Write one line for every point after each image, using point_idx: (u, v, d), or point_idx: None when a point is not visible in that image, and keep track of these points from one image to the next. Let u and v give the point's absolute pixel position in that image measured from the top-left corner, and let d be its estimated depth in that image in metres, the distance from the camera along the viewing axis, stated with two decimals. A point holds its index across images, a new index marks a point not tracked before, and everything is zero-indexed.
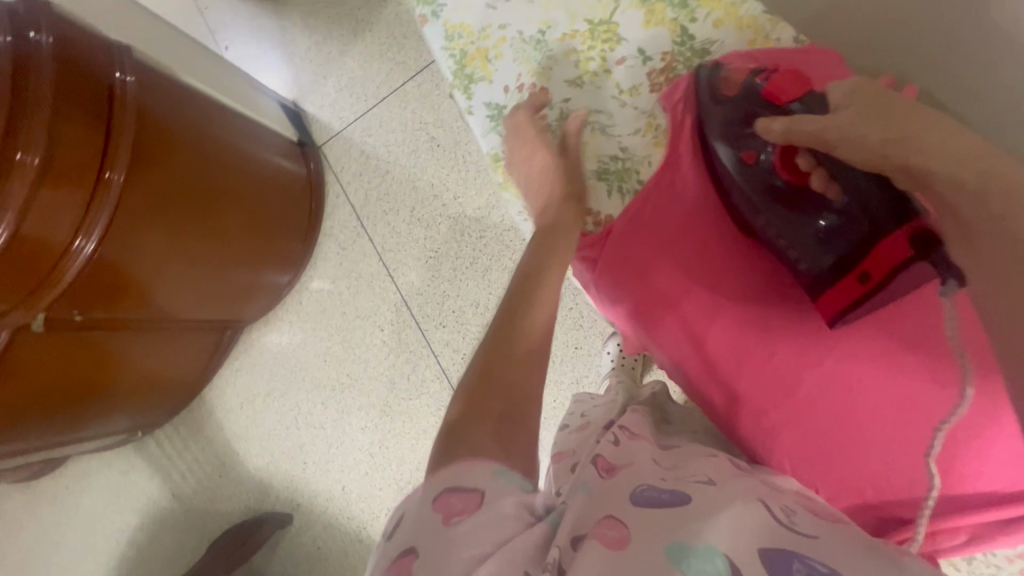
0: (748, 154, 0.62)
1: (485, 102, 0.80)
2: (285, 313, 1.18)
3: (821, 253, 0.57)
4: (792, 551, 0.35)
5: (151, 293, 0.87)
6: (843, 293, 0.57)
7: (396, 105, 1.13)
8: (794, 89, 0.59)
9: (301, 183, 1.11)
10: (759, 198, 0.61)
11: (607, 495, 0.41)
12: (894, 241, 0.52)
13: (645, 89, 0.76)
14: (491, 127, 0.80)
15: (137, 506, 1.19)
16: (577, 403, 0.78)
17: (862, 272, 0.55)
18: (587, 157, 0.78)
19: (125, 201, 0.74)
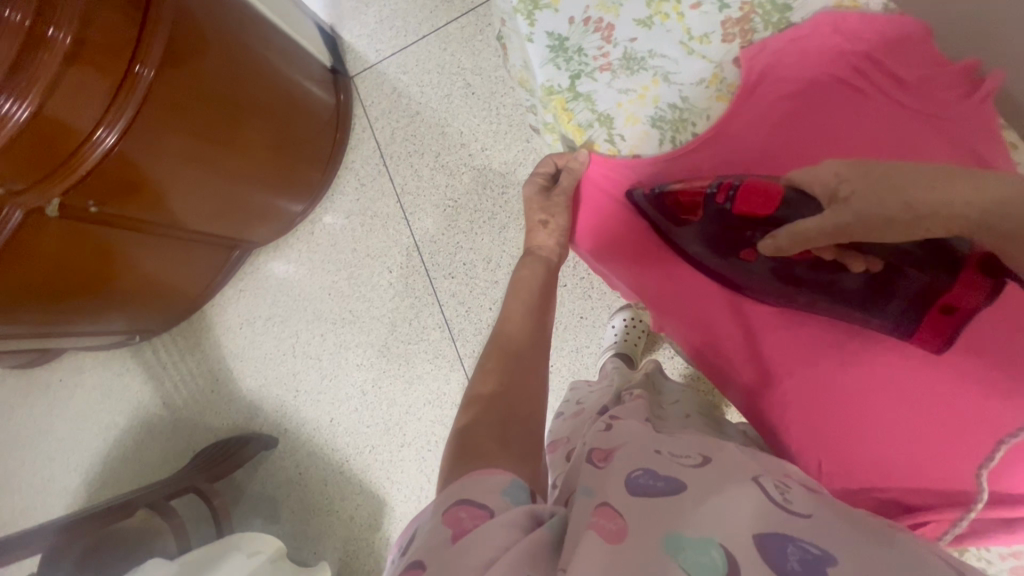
0: (748, 253, 0.71)
1: (548, 32, 0.78)
2: (294, 241, 1.18)
3: (891, 306, 0.64)
4: (788, 535, 0.35)
5: (166, 196, 0.85)
6: (934, 330, 0.63)
7: (436, 45, 1.10)
8: (761, 206, 0.67)
9: (329, 110, 1.08)
10: (772, 278, 0.71)
11: (602, 485, 0.41)
12: (965, 276, 0.59)
13: (717, 38, 0.76)
14: (550, 58, 0.78)
15: (126, 409, 1.21)
16: (574, 389, 0.78)
17: (946, 307, 0.61)
18: (645, 102, 0.78)
19: (153, 94, 0.72)
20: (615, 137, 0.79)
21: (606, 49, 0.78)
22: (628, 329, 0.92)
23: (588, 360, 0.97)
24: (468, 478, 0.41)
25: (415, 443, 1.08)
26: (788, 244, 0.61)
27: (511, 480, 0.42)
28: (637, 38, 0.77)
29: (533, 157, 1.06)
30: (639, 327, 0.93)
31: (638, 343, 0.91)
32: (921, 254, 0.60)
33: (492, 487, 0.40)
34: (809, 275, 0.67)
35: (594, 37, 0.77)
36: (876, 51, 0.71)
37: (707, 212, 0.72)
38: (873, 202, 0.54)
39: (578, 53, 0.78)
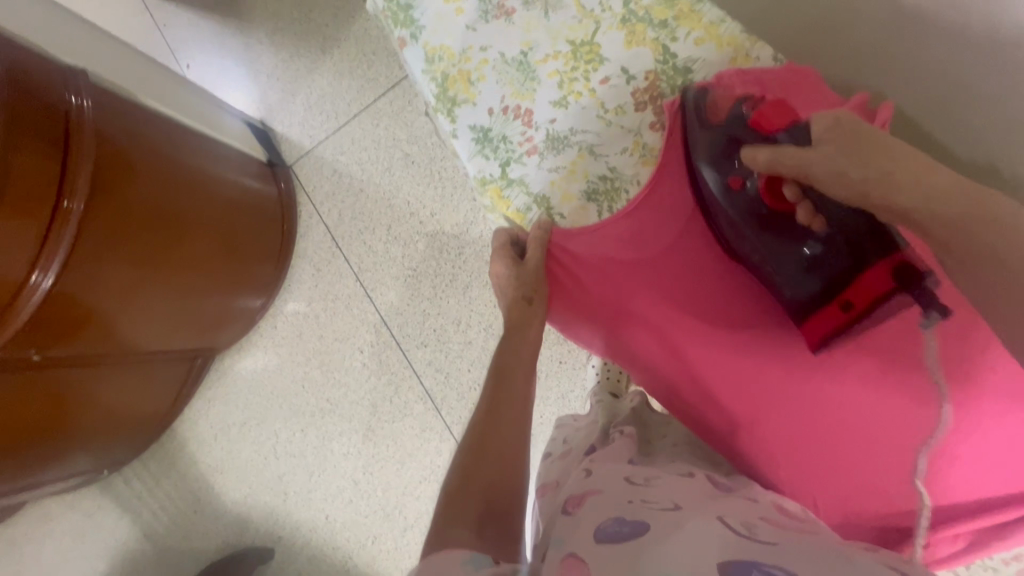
0: (735, 180, 0.66)
1: (470, 125, 0.80)
2: (259, 338, 1.15)
3: (806, 280, 0.62)
4: (753, 560, 0.34)
5: (116, 325, 0.82)
6: (829, 320, 0.61)
7: (368, 122, 1.12)
8: (779, 119, 0.63)
9: (271, 201, 1.08)
10: (745, 220, 0.66)
11: (573, 532, 0.41)
12: (875, 273, 0.57)
13: (631, 108, 0.77)
14: (478, 150, 0.79)
15: (103, 550, 1.12)
16: (559, 428, 0.76)
17: (845, 300, 0.60)
18: (576, 178, 0.79)
19: (86, 230, 0.70)
20: (555, 216, 0.79)
21: (530, 134, 0.79)
22: (608, 365, 0.92)
23: (576, 404, 0.97)
24: (431, 558, 0.41)
25: (419, 525, 1.04)
26: (763, 163, 0.61)
27: (472, 552, 0.42)
28: (556, 118, 0.78)
29: (483, 214, 1.07)
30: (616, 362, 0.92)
31: (621, 377, 0.90)
32: (856, 225, 0.59)
33: (452, 559, 0.40)
34: (754, 223, 0.65)
35: (515, 125, 0.79)
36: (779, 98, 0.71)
37: (728, 119, 0.68)
38: (838, 156, 0.57)
39: (503, 141, 0.79)
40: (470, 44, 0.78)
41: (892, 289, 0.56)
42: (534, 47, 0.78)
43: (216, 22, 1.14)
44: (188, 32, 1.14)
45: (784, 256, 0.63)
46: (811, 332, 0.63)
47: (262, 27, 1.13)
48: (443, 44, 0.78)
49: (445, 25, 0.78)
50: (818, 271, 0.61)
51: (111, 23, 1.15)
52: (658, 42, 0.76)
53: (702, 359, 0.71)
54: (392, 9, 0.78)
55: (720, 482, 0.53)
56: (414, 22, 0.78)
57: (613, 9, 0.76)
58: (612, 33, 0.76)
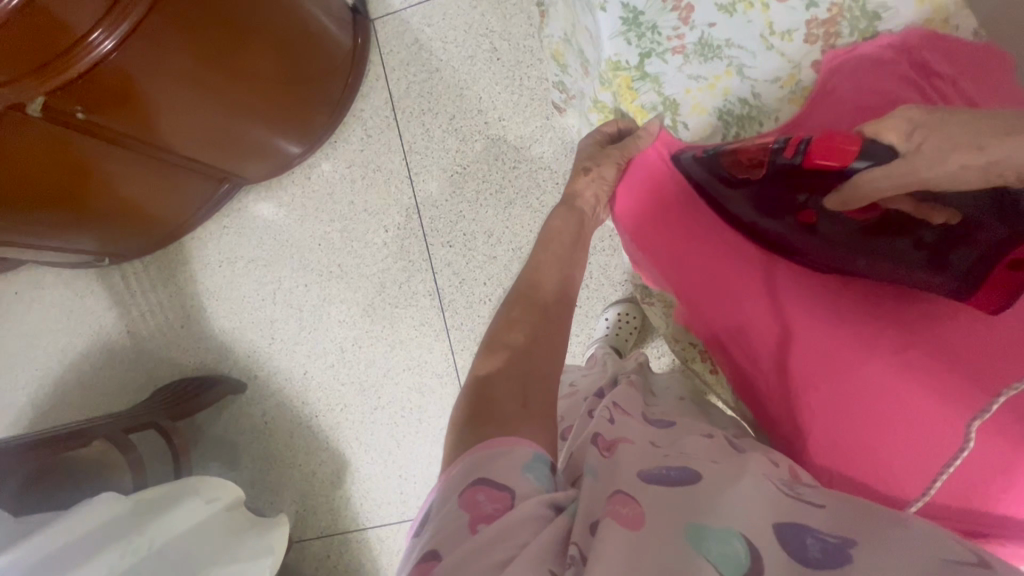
0: (805, 215, 0.62)
1: (623, 2, 0.73)
2: (288, 184, 1.13)
3: (947, 262, 0.54)
4: (808, 527, 0.34)
5: (157, 114, 0.79)
6: (994, 292, 0.52)
7: (466, 1, 1.05)
8: (836, 144, 0.56)
9: (344, 50, 1.03)
10: (844, 243, 0.59)
11: (612, 476, 0.40)
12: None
13: (800, 36, 0.71)
14: (621, 31, 0.74)
15: (86, 333, 1.15)
16: (566, 371, 0.77)
17: (1014, 261, 0.50)
18: (715, 93, 0.75)
19: (163, 3, 0.66)
20: (679, 124, 0.76)
21: (682, 31, 0.73)
22: (620, 323, 0.92)
23: (576, 349, 0.97)
24: (477, 453, 0.40)
25: (388, 408, 1.06)
26: (854, 202, 0.54)
27: (530, 452, 0.40)
28: (716, 24, 0.72)
29: (550, 135, 1.03)
30: (631, 321, 0.92)
31: (628, 338, 0.91)
32: (991, 203, 0.48)
33: (508, 463, 0.39)
34: (853, 239, 0.58)
35: (670, 17, 0.73)
36: (962, 78, 0.68)
37: (770, 169, 0.63)
38: (947, 146, 0.45)
39: (652, 30, 0.73)
40: None
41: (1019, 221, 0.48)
42: None
43: None
44: None
45: (913, 250, 0.55)
46: (983, 300, 0.53)
47: None
48: None
49: None
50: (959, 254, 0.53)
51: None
52: None
53: (747, 322, 0.68)
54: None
55: (737, 442, 0.52)
56: None
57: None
58: None
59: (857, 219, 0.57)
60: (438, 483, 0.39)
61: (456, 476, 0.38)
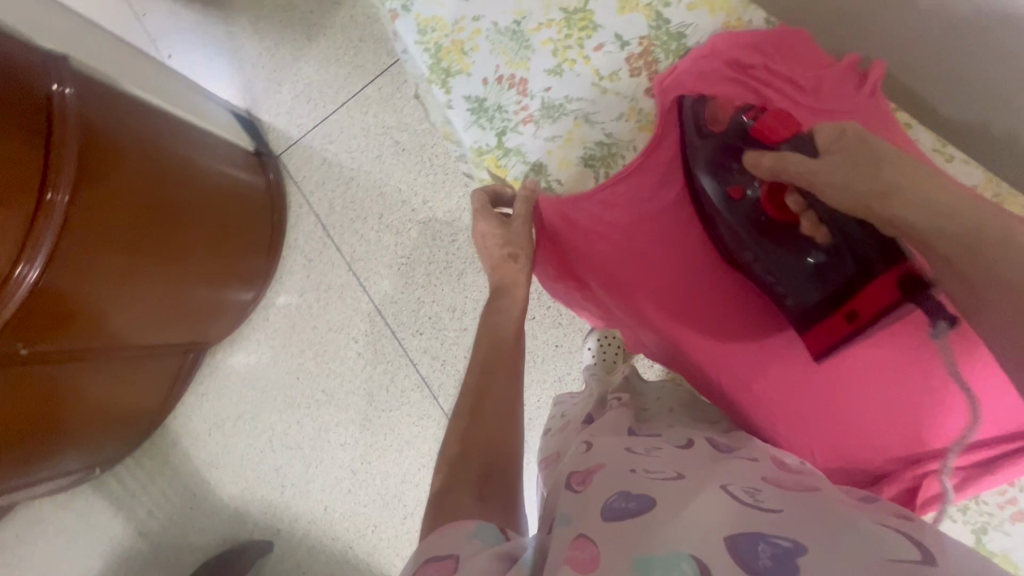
0: (736, 189, 0.68)
1: (465, 96, 0.78)
2: (251, 331, 1.14)
3: (812, 289, 0.65)
4: (759, 532, 0.35)
5: (104, 317, 0.80)
6: (833, 328, 0.64)
7: (356, 110, 1.11)
8: (783, 131, 0.65)
9: (261, 191, 1.07)
10: (744, 226, 0.68)
11: (576, 509, 0.40)
12: (878, 282, 0.60)
13: (625, 74, 0.77)
14: (473, 120, 0.78)
15: (99, 549, 1.11)
16: (558, 403, 0.76)
17: (852, 311, 0.62)
18: (574, 145, 0.80)
19: (74, 219, 0.69)
20: (552, 182, 0.81)
21: (525, 103, 0.78)
22: (603, 348, 0.92)
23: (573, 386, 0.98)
24: (432, 536, 0.41)
25: (418, 511, 1.04)
26: (767, 168, 0.63)
27: (482, 523, 0.42)
28: (552, 86, 0.78)
29: None
30: (613, 343, 0.92)
31: (616, 358, 0.91)
32: (873, 250, 0.60)
33: (459, 533, 0.41)
34: (754, 224, 0.68)
35: (510, 94, 0.78)
36: (772, 60, 0.72)
37: (733, 130, 0.69)
38: (846, 167, 0.57)
39: (498, 111, 0.78)
40: (463, 14, 0.76)
41: (898, 300, 0.58)
42: (527, 16, 0.76)
43: (198, 13, 1.18)
44: (168, 24, 1.18)
45: (790, 263, 0.66)
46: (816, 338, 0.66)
47: (245, 17, 1.16)
48: (435, 15, 0.76)
49: None
50: (823, 278, 0.64)
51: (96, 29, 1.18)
52: (650, 8, 0.76)
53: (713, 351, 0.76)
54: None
55: (719, 445, 0.53)
56: None
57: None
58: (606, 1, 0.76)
59: (770, 211, 0.67)
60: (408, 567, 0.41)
61: (414, 555, 0.40)
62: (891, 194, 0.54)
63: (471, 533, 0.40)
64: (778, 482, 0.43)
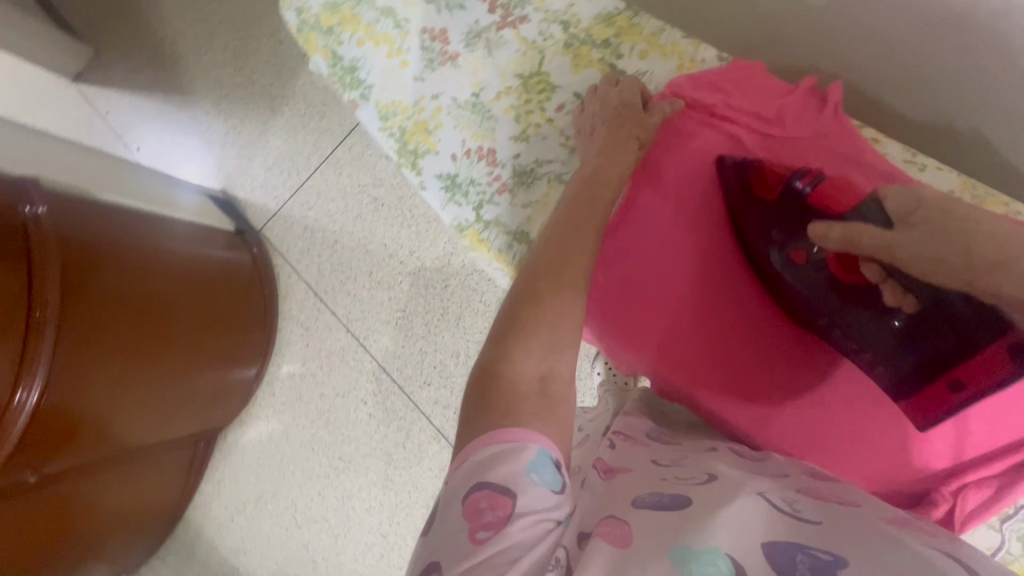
0: (798, 253, 0.59)
1: (437, 175, 0.73)
2: (259, 408, 1.12)
3: (902, 355, 0.56)
4: (797, 544, 0.33)
5: (110, 427, 0.79)
6: (933, 401, 0.56)
7: (330, 173, 1.12)
8: (845, 199, 0.58)
9: (248, 268, 1.07)
10: (815, 295, 0.59)
11: (606, 501, 0.40)
12: (988, 352, 0.50)
13: None
14: (449, 199, 0.73)
15: None
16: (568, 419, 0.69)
17: (954, 381, 0.54)
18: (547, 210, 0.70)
19: (65, 334, 0.68)
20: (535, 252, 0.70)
21: (496, 173, 0.72)
22: None
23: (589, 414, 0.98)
24: (484, 452, 0.39)
25: None
26: (838, 241, 0.55)
27: (538, 449, 0.38)
28: (520, 153, 0.71)
29: (461, 244, 1.06)
30: None
31: None
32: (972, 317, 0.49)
33: (513, 464, 0.37)
34: (828, 288, 0.58)
35: (480, 166, 0.72)
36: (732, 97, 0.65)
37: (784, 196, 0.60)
38: (934, 242, 0.48)
39: (471, 185, 0.72)
40: (422, 94, 0.73)
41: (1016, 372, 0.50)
42: (485, 87, 0.72)
43: (161, 102, 1.19)
44: (136, 118, 1.20)
45: (875, 336, 0.57)
46: (912, 411, 0.57)
47: (207, 98, 1.17)
48: (394, 99, 0.74)
49: (395, 81, 0.74)
50: (917, 346, 0.54)
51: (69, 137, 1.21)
52: (604, 61, 0.69)
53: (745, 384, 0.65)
54: (336, 73, 0.74)
55: (744, 452, 0.52)
56: (360, 82, 0.74)
57: (553, 37, 0.71)
58: (558, 60, 0.71)
59: (843, 277, 0.57)
60: (452, 463, 0.40)
61: (460, 478, 0.38)
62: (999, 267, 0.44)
63: (531, 468, 0.37)
64: (818, 495, 0.41)
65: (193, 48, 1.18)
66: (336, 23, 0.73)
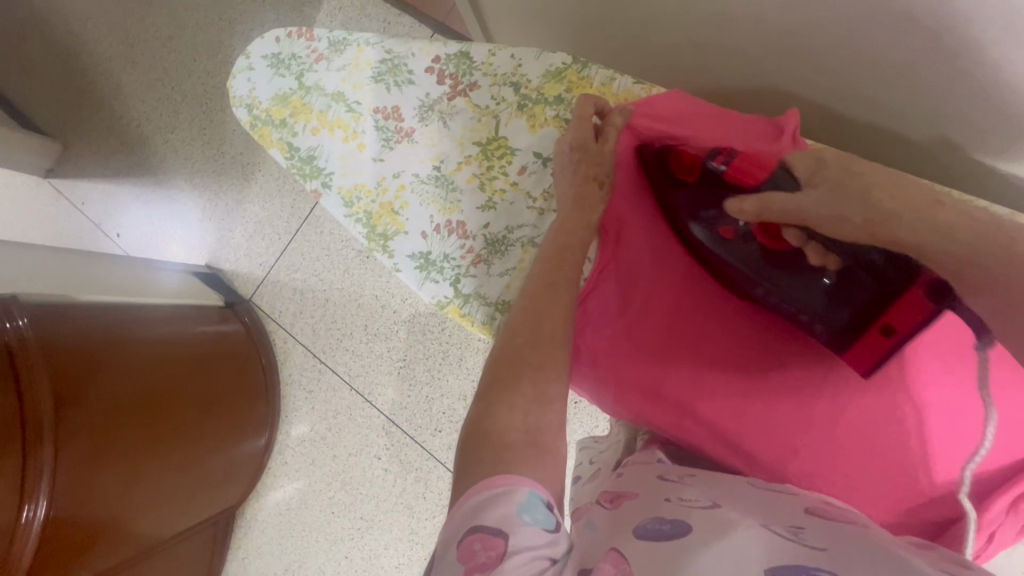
0: (726, 229, 0.58)
1: (410, 255, 0.72)
2: (274, 479, 1.11)
3: (836, 311, 0.54)
4: (805, 569, 0.31)
5: (129, 524, 0.77)
6: (867, 350, 0.53)
7: (312, 233, 1.12)
8: (757, 170, 0.55)
9: (243, 340, 1.06)
10: (746, 266, 0.58)
11: (609, 531, 0.39)
12: (910, 298, 0.48)
13: None
14: (425, 277, 0.72)
15: None
16: (582, 451, 0.70)
17: (883, 326, 0.51)
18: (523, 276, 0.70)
19: (64, 440, 0.67)
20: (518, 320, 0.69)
21: (468, 244, 0.71)
22: None
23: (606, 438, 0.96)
24: (478, 491, 0.37)
25: None
26: (753, 212, 0.50)
27: (530, 490, 0.37)
28: (489, 222, 0.71)
29: None
30: None
31: None
32: (885, 263, 0.49)
33: (505, 506, 0.36)
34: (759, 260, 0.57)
35: (452, 241, 0.71)
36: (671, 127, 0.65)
37: (700, 175, 0.59)
38: (831, 200, 0.45)
39: (445, 260, 0.71)
40: (383, 174, 0.73)
41: (929, 313, 0.47)
42: (445, 159, 0.72)
43: (135, 187, 1.19)
44: (111, 205, 1.20)
45: (801, 289, 0.55)
46: (855, 360, 0.54)
47: (180, 177, 1.17)
48: (356, 184, 0.73)
49: (354, 165, 0.73)
50: (844, 295, 0.53)
51: (49, 237, 1.21)
52: (560, 118, 0.69)
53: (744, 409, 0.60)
54: (295, 164, 0.74)
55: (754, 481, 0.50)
56: (320, 170, 0.73)
57: (506, 99, 0.71)
58: (514, 122, 0.71)
59: (763, 242, 0.56)
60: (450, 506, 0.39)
61: (457, 520, 0.37)
62: (889, 221, 0.41)
63: (522, 507, 0.36)
64: (822, 517, 0.41)
65: (158, 127, 1.18)
66: (288, 115, 0.74)
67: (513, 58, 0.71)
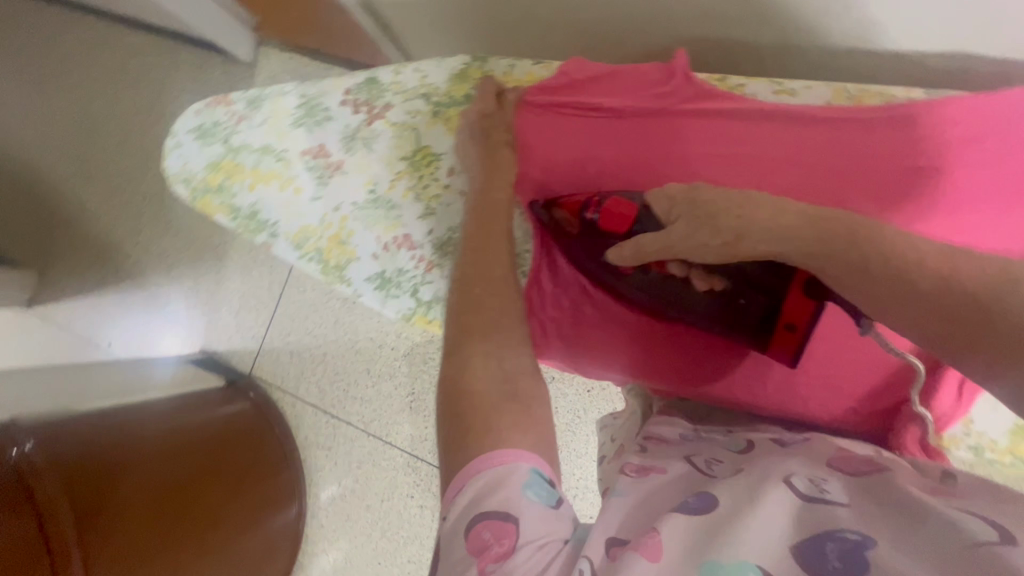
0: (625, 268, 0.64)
1: (366, 279, 0.76)
2: (315, 545, 1.10)
3: (743, 314, 0.61)
4: (825, 531, 0.32)
5: None
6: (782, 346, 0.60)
7: (296, 293, 1.13)
8: (622, 210, 0.62)
9: (253, 416, 1.06)
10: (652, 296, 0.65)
11: (636, 505, 0.39)
12: (794, 297, 0.57)
13: None
14: (384, 295, 0.76)
15: None
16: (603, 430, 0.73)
17: (788, 324, 0.59)
18: None
19: (94, 555, 0.66)
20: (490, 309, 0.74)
21: (418, 254, 0.75)
22: None
23: None
24: (478, 477, 0.38)
25: None
26: (632, 256, 0.60)
27: (531, 468, 0.38)
28: (432, 228, 0.74)
29: None
30: None
31: None
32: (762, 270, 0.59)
33: (508, 488, 0.37)
34: (663, 289, 0.64)
35: (403, 256, 0.75)
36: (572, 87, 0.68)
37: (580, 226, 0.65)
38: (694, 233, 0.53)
39: (400, 275, 0.75)
40: (325, 210, 0.76)
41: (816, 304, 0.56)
42: (377, 181, 0.74)
43: (116, 294, 1.21)
44: (98, 317, 1.22)
45: (707, 310, 0.63)
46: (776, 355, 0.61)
47: (157, 273, 1.19)
48: (303, 225, 0.76)
49: (296, 210, 0.76)
50: (748, 301, 0.60)
51: None
52: None
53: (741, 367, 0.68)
54: (242, 223, 0.77)
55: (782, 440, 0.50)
56: (266, 223, 0.76)
57: (421, 110, 0.73)
58: (435, 130, 0.73)
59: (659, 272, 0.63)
60: (446, 503, 0.39)
61: (461, 507, 0.37)
62: (745, 236, 0.49)
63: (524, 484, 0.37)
64: (843, 466, 0.42)
65: (126, 232, 1.20)
66: (224, 178, 0.77)
67: (418, 72, 0.72)
